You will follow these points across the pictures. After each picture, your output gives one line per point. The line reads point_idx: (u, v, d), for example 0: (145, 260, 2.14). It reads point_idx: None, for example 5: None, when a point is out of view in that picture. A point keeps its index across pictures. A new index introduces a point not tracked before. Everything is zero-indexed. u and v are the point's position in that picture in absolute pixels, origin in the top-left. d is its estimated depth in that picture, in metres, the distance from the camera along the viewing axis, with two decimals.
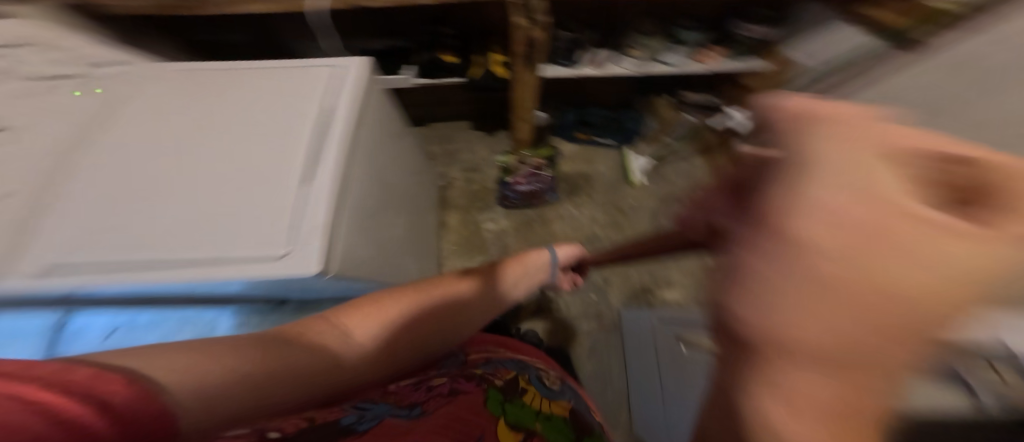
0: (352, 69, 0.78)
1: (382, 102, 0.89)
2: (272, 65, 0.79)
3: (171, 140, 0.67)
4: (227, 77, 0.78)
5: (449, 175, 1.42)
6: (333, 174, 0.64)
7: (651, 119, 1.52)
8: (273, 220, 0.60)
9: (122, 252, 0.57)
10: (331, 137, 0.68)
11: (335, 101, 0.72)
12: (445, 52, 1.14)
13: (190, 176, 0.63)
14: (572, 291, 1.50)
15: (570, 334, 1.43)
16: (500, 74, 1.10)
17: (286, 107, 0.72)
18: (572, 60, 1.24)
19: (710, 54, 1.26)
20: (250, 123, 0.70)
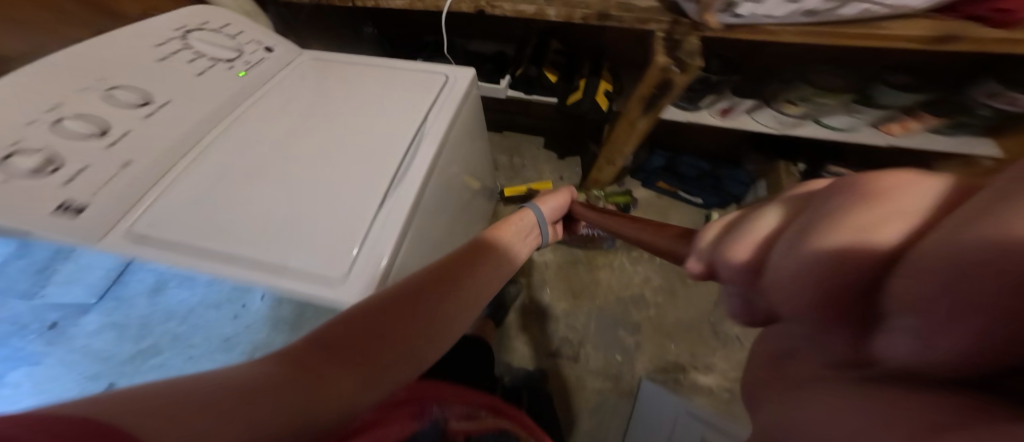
0: (458, 79, 0.73)
1: (473, 119, 0.84)
2: (380, 63, 0.76)
3: (271, 122, 0.65)
4: (339, 65, 0.75)
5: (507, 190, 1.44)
6: (414, 195, 0.58)
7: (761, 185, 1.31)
8: (347, 233, 0.54)
9: (186, 235, 0.53)
10: (416, 154, 0.62)
11: (433, 111, 0.67)
12: (547, 68, 1.00)
13: (276, 163, 0.60)
14: (596, 341, 1.47)
15: (577, 385, 1.40)
16: (602, 105, 0.92)
17: (387, 110, 0.68)
18: (697, 105, 0.96)
19: (908, 125, 0.85)
20: (352, 120, 0.66)
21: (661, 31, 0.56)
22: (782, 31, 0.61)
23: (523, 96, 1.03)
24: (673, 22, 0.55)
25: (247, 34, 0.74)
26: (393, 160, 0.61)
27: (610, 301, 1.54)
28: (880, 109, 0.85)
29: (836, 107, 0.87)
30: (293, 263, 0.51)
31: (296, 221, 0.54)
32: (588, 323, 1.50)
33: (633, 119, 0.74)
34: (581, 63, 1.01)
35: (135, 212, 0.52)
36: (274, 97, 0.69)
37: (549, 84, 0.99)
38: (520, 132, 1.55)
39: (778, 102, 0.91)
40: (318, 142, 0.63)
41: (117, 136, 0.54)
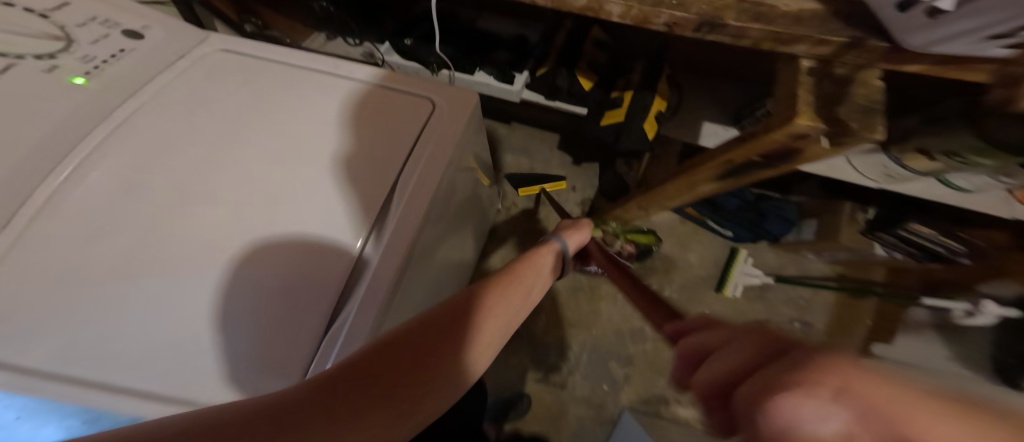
0: (452, 105, 0.51)
1: (476, 148, 0.62)
2: (330, 67, 0.53)
3: (172, 166, 0.44)
4: (278, 73, 0.52)
5: (509, 198, 1.25)
6: (385, 295, 0.40)
7: (808, 225, 1.14)
8: (285, 357, 0.38)
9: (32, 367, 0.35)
10: (382, 233, 0.43)
11: (416, 159, 0.47)
12: (582, 70, 0.75)
13: (173, 241, 0.41)
14: (587, 369, 1.33)
15: (557, 414, 1.29)
16: (648, 134, 0.70)
17: (341, 147, 0.47)
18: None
19: None
20: (292, 162, 0.46)
21: (815, 60, 0.32)
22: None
23: (541, 99, 0.80)
24: (851, 49, 0.30)
25: (78, 8, 0.47)
26: (356, 236, 0.43)
27: (609, 333, 1.36)
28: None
29: (986, 169, 0.60)
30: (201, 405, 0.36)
31: (212, 333, 0.38)
32: (581, 353, 1.34)
33: (698, 180, 0.51)
34: (631, 63, 0.77)
35: None
36: (172, 112, 0.47)
37: (580, 92, 0.75)
38: (533, 127, 1.31)
39: (905, 149, 0.64)
40: (242, 197, 0.44)
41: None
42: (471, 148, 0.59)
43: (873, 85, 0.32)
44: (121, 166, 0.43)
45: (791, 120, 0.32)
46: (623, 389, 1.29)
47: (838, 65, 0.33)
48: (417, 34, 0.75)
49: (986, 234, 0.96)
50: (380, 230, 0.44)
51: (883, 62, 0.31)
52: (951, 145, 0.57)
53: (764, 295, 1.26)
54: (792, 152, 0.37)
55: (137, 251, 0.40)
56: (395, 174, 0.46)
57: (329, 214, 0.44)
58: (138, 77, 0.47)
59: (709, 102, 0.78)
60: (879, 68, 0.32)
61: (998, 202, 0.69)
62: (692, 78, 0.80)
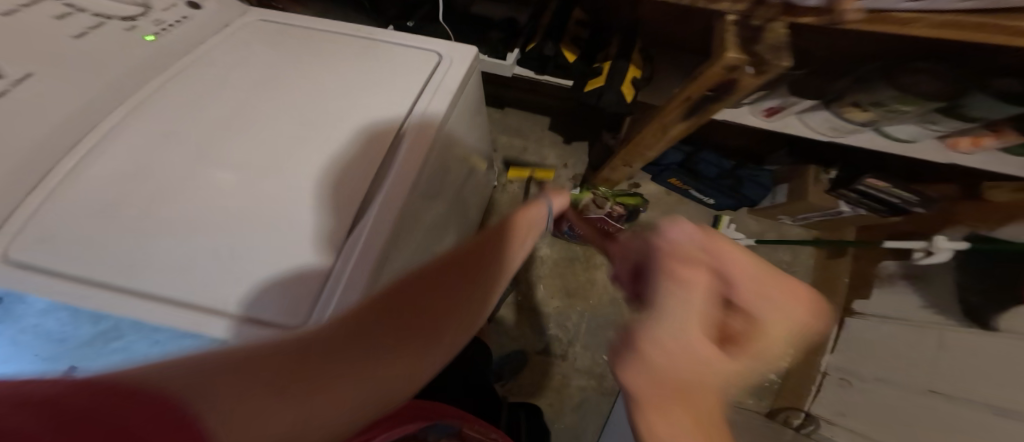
0: (453, 60, 0.57)
1: (471, 111, 0.68)
2: (353, 30, 0.60)
3: (208, 112, 0.51)
4: (303, 38, 0.60)
5: (504, 176, 1.33)
6: (392, 222, 0.45)
7: (782, 190, 1.23)
8: (300, 276, 0.42)
9: (92, 268, 0.41)
10: (394, 164, 0.49)
11: (416, 112, 0.52)
12: (565, 45, 0.84)
13: (207, 172, 0.47)
14: (586, 340, 1.42)
15: (560, 382, 1.38)
16: (627, 98, 0.78)
17: (352, 100, 0.53)
18: (739, 101, 0.83)
19: (983, 141, 0.71)
20: (306, 114, 0.52)
21: (736, 12, 0.42)
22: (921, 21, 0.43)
23: (532, 75, 0.91)
24: (759, 2, 0.40)
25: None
26: (365, 173, 0.47)
27: (605, 303, 1.46)
28: (967, 121, 0.67)
29: (911, 115, 0.70)
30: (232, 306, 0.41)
31: (235, 255, 0.42)
32: (580, 323, 1.43)
33: (668, 122, 0.60)
34: (609, 39, 0.86)
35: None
36: (200, 72, 0.53)
37: (564, 64, 0.84)
38: (524, 109, 1.39)
39: (840, 103, 0.74)
40: (263, 143, 0.49)
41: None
42: (470, 102, 0.65)
43: (779, 33, 0.42)
44: (156, 115, 0.49)
45: (723, 55, 0.42)
46: None
47: (755, 18, 0.42)
48: (418, 17, 0.83)
49: (936, 187, 1.07)
50: (387, 169, 0.49)
51: (784, 15, 0.40)
52: (877, 96, 0.68)
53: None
54: (731, 83, 0.46)
55: (166, 190, 0.45)
56: (399, 120, 0.52)
57: (337, 156, 0.49)
58: (193, 40, 0.56)
59: (679, 72, 0.87)
60: (783, 21, 0.41)
61: (934, 151, 0.78)
62: (665, 50, 0.90)
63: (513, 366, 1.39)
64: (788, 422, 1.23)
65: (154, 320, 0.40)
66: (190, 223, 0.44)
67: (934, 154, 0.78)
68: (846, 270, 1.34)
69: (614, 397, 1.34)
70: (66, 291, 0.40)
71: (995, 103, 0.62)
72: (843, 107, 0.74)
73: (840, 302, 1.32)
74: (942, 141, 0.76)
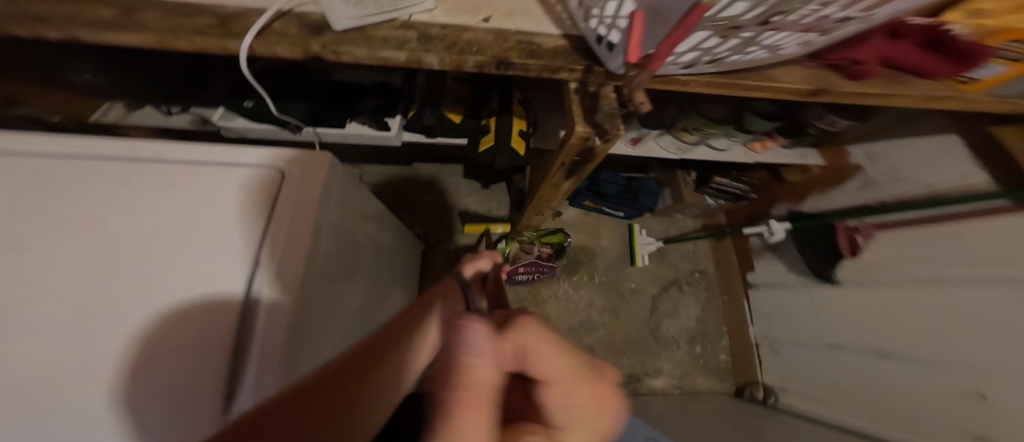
0: (305, 175, 0.44)
1: (352, 216, 0.56)
2: (149, 156, 0.43)
3: None
4: (60, 181, 0.40)
5: (431, 236, 1.29)
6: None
7: (668, 192, 1.39)
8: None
9: None
10: (250, 347, 0.37)
11: (265, 262, 0.40)
12: (447, 107, 0.81)
13: None
14: None
15: None
16: (519, 151, 0.78)
17: (163, 273, 0.38)
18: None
19: (766, 142, 1.01)
20: (92, 311, 0.36)
21: (575, 80, 0.47)
22: (693, 81, 0.52)
23: (423, 139, 0.86)
24: (587, 72, 0.45)
25: None
26: (208, 392, 0.35)
27: (562, 332, 1.40)
28: (750, 131, 0.93)
29: (719, 133, 0.93)
30: None
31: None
32: None
33: (555, 181, 0.61)
34: (488, 93, 0.85)
35: None
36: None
37: (453, 125, 0.82)
38: (425, 161, 1.32)
39: (676, 130, 0.93)
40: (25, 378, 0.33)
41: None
42: (348, 194, 0.54)
43: (610, 98, 0.47)
44: None
45: (575, 126, 0.45)
46: None
47: (590, 85, 0.47)
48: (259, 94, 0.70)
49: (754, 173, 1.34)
50: (237, 367, 0.37)
51: (613, 80, 0.45)
52: (692, 123, 0.88)
53: (665, 257, 1.55)
54: (590, 150, 0.49)
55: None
56: (243, 286, 0.39)
57: (153, 375, 0.35)
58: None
59: (557, 116, 0.92)
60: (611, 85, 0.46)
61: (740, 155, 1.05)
62: (540, 97, 0.93)
63: None
64: (754, 396, 1.41)
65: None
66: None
67: (745, 156, 1.05)
68: (731, 249, 1.56)
69: None
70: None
71: (764, 121, 0.86)
72: (677, 131, 0.94)
73: (739, 278, 1.53)
74: (745, 144, 1.06)
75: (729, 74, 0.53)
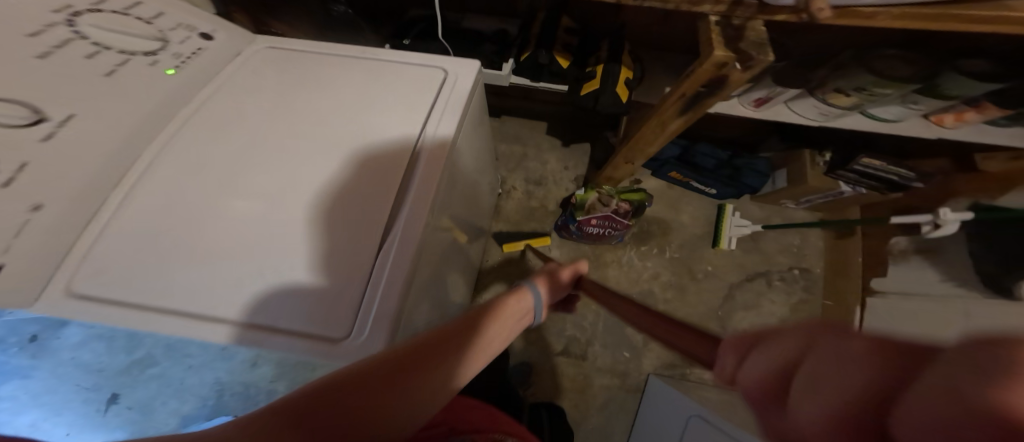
0: (461, 69, 0.59)
1: (473, 120, 0.70)
2: (359, 54, 0.61)
3: (236, 135, 0.52)
4: (315, 60, 0.60)
5: (507, 181, 1.26)
6: (419, 230, 0.47)
7: (782, 175, 1.16)
8: (340, 282, 0.44)
9: (137, 291, 0.42)
10: (419, 171, 0.51)
11: (435, 117, 0.54)
12: (558, 52, 0.85)
13: (243, 189, 0.48)
14: (607, 339, 1.26)
15: (583, 388, 1.22)
16: (622, 98, 0.80)
17: (368, 112, 0.55)
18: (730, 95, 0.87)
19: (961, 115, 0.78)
20: (328, 132, 0.53)
21: (717, 15, 0.48)
22: (881, 12, 0.44)
23: (527, 83, 0.91)
24: (736, 4, 0.45)
25: (170, 16, 0.55)
26: (392, 186, 0.49)
27: None
28: (943, 99, 0.75)
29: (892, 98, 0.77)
30: (283, 319, 0.42)
31: (279, 268, 0.44)
32: (596, 322, 1.27)
33: (664, 119, 0.63)
34: (599, 43, 0.88)
35: (63, 269, 0.41)
36: (223, 107, 0.53)
37: (560, 71, 0.85)
38: (514, 115, 1.34)
39: (826, 92, 0.79)
40: (291, 159, 0.50)
41: (10, 173, 0.37)
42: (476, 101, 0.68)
43: (758, 29, 0.47)
44: (182, 143, 0.50)
45: (712, 54, 0.47)
46: (645, 354, 1.23)
47: (736, 18, 0.48)
48: (414, 35, 0.86)
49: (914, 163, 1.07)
50: (408, 178, 0.51)
51: (762, 14, 0.45)
52: (857, 83, 0.75)
53: (759, 245, 1.23)
54: (721, 79, 0.51)
55: (202, 211, 0.46)
56: (414, 138, 0.53)
57: (364, 171, 0.50)
58: (207, 74, 0.54)
59: (669, 73, 0.90)
60: (760, 19, 0.47)
61: (919, 126, 0.84)
62: (653, 55, 0.93)
63: (520, 372, 1.23)
64: None
65: (193, 333, 0.42)
66: (224, 258, 0.44)
67: (923, 131, 0.84)
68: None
69: (642, 397, 1.19)
70: (121, 313, 0.42)
71: (970, 82, 0.70)
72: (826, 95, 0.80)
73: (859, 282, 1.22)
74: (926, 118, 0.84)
75: (938, 2, 0.43)
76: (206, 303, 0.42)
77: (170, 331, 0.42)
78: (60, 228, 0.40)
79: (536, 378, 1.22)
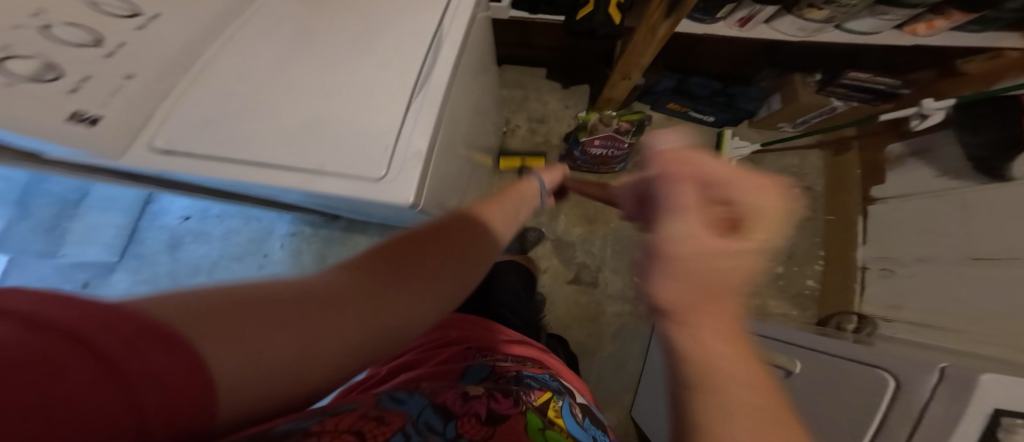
0: None
1: (478, 35, 0.77)
2: None
3: (276, 36, 0.60)
4: None
5: (512, 121, 1.34)
6: (438, 105, 0.56)
7: (777, 97, 1.23)
8: (375, 140, 0.54)
9: (208, 146, 0.53)
10: (436, 61, 0.59)
11: (447, 19, 0.62)
12: None
13: (287, 75, 0.57)
14: (615, 265, 1.36)
15: (595, 310, 1.33)
16: (615, 18, 0.86)
17: (387, 18, 0.62)
18: (713, 17, 0.93)
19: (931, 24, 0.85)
20: (354, 32, 0.61)
21: None
22: None
23: (526, 16, 0.97)
24: None
25: None
26: (412, 71, 0.58)
27: (626, 225, 1.40)
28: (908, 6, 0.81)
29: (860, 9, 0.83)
30: (329, 164, 0.53)
31: (323, 129, 0.54)
32: (605, 248, 1.38)
33: (653, 22, 0.71)
34: None
35: (148, 125, 0.53)
36: (263, 11, 0.62)
37: None
38: (514, 61, 1.38)
39: (800, 8, 0.86)
40: (324, 54, 0.59)
41: (113, 46, 0.51)
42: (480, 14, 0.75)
43: None
44: (232, 42, 0.59)
45: None
46: None
47: None
48: None
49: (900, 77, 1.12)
50: (427, 66, 0.59)
51: None
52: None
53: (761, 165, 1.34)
54: None
55: (255, 90, 0.55)
56: (429, 35, 0.61)
57: (388, 63, 0.59)
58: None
59: None
60: None
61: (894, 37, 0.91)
62: None
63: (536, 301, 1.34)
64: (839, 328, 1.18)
65: (255, 175, 0.53)
66: (276, 123, 0.54)
67: (898, 41, 0.91)
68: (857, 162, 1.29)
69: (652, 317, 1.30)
70: (198, 163, 0.53)
71: None
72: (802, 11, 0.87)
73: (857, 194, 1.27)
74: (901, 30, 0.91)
75: None
76: (263, 154, 0.53)
77: (239, 176, 0.53)
78: (147, 93, 0.52)
79: (552, 304, 1.34)
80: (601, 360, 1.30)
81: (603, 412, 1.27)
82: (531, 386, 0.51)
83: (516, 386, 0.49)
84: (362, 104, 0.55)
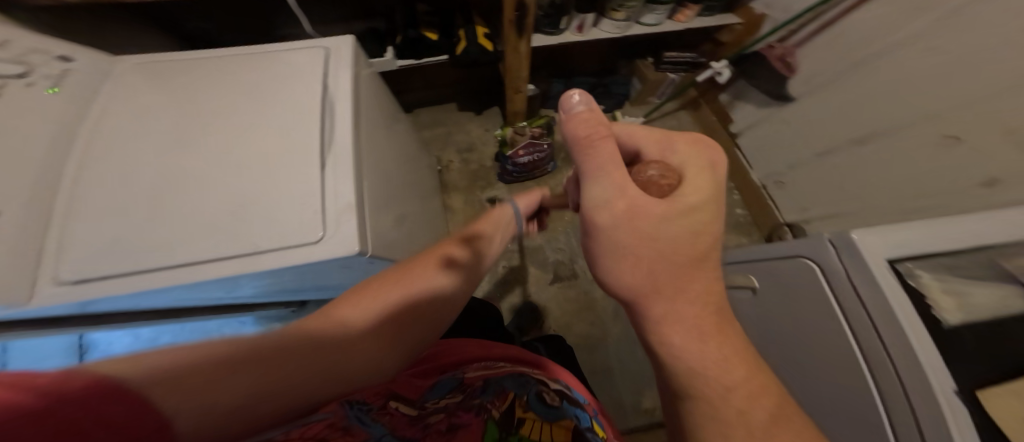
0: (339, 45, 0.76)
1: (372, 87, 0.86)
2: (246, 56, 0.75)
3: (169, 140, 0.63)
4: (210, 68, 0.73)
5: (444, 159, 1.43)
6: (351, 154, 0.63)
7: (637, 81, 1.45)
8: (303, 200, 0.58)
9: (129, 263, 0.54)
10: (337, 118, 0.67)
11: (336, 81, 0.71)
12: (425, 29, 1.04)
13: (194, 173, 0.60)
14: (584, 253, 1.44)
15: (584, 300, 1.38)
16: (487, 46, 0.99)
17: (274, 95, 0.69)
18: (559, 29, 1.08)
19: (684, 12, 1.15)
20: (246, 115, 0.66)
21: None
22: None
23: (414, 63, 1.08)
24: None
25: (18, 40, 0.61)
26: (313, 131, 0.64)
27: None
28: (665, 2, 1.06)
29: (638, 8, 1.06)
30: (262, 241, 0.56)
31: (246, 211, 0.57)
32: (570, 240, 1.46)
33: (513, 45, 0.85)
34: (455, 15, 1.07)
35: (51, 265, 0.53)
36: (141, 120, 0.64)
37: (432, 44, 1.03)
38: (428, 104, 1.49)
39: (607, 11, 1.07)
40: (224, 142, 0.63)
41: None
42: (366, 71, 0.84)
43: None
44: (121, 157, 0.60)
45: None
46: None
47: None
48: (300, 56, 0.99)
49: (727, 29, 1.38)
50: (329, 125, 0.66)
51: None
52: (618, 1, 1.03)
53: None
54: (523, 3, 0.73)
55: (164, 195, 0.58)
56: (321, 96, 0.69)
57: (290, 132, 0.65)
58: (84, 91, 0.65)
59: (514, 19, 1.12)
60: None
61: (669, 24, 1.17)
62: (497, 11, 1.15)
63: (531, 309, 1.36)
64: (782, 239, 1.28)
65: (194, 277, 0.54)
66: (196, 221, 0.56)
67: (673, 28, 1.17)
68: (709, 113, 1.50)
69: None
70: (124, 284, 0.53)
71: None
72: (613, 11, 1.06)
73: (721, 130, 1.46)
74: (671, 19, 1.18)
75: None
76: (190, 253, 0.55)
77: (174, 283, 0.54)
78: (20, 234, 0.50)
79: (541, 310, 1.36)
80: (609, 343, 1.33)
81: (638, 393, 1.27)
82: (496, 392, 0.52)
83: (478, 399, 0.52)
84: (276, 176, 0.60)
